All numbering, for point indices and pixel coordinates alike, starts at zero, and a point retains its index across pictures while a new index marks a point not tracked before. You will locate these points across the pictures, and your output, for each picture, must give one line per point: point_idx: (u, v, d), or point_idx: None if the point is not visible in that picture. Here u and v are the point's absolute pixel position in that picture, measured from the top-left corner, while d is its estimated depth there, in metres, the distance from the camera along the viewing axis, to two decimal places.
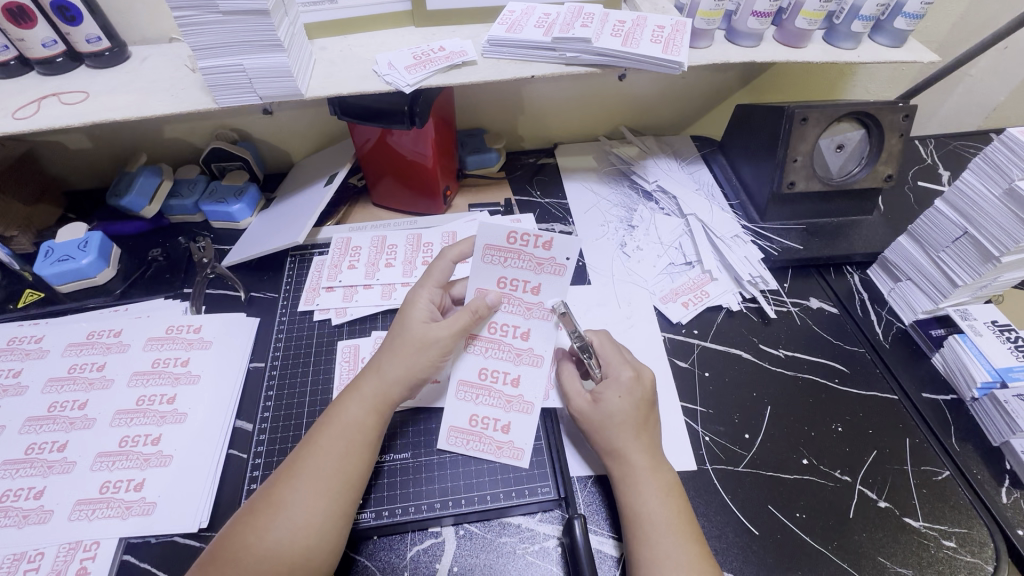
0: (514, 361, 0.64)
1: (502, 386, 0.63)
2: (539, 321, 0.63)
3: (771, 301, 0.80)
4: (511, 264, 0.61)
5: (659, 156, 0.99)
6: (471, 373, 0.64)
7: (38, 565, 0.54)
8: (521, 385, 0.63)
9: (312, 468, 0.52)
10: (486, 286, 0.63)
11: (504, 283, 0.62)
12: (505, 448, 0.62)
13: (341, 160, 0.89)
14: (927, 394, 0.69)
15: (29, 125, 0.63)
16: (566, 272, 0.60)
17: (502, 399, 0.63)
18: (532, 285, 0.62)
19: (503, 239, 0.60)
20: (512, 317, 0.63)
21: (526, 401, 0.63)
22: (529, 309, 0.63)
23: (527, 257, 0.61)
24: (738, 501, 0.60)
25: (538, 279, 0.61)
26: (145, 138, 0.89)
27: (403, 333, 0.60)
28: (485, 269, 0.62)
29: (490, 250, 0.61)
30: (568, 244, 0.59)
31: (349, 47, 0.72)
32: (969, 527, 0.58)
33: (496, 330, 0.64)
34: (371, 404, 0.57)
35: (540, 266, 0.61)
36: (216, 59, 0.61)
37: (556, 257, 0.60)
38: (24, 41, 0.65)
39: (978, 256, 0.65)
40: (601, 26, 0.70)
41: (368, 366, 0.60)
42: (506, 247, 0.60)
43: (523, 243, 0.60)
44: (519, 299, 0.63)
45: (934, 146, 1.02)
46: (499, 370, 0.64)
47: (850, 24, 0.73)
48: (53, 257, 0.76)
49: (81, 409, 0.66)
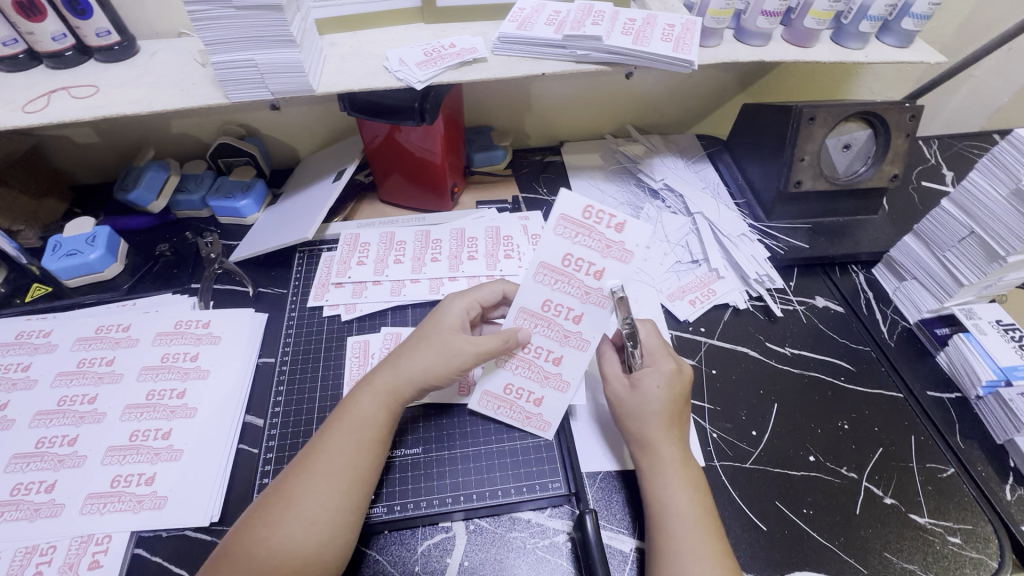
0: (560, 341, 0.62)
1: (543, 362, 0.63)
2: (595, 308, 0.59)
3: (777, 299, 0.80)
4: (581, 241, 0.58)
5: (665, 154, 1.00)
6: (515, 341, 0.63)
7: (50, 558, 0.55)
8: (563, 365, 0.62)
9: (324, 463, 0.53)
10: (549, 262, 0.59)
11: (568, 261, 0.59)
12: (533, 419, 0.64)
13: (349, 157, 0.89)
14: (932, 392, 0.69)
15: (40, 118, 0.63)
16: (633, 259, 0.57)
17: (541, 373, 0.63)
18: (596, 270, 0.58)
19: (579, 212, 0.58)
20: (567, 299, 0.60)
21: (563, 380, 0.63)
22: (587, 293, 0.59)
23: (597, 236, 0.58)
24: (746, 497, 0.61)
25: (604, 263, 0.58)
26: (152, 133, 0.89)
27: (428, 336, 0.61)
28: (553, 240, 0.58)
29: (563, 220, 0.58)
30: (642, 231, 0.57)
31: (360, 43, 0.72)
32: (973, 523, 0.59)
33: (549, 308, 0.61)
34: (383, 400, 0.57)
35: (608, 249, 0.58)
36: (228, 54, 0.61)
37: (627, 242, 0.57)
38: (34, 34, 0.64)
39: (983, 255, 0.66)
40: (612, 25, 0.70)
41: (382, 362, 0.60)
42: (581, 221, 0.58)
43: (597, 220, 0.58)
44: (580, 281, 0.59)
45: (938, 147, 1.03)
46: (543, 347, 0.62)
47: (858, 24, 0.74)
48: (61, 251, 0.76)
49: (90, 403, 0.66)
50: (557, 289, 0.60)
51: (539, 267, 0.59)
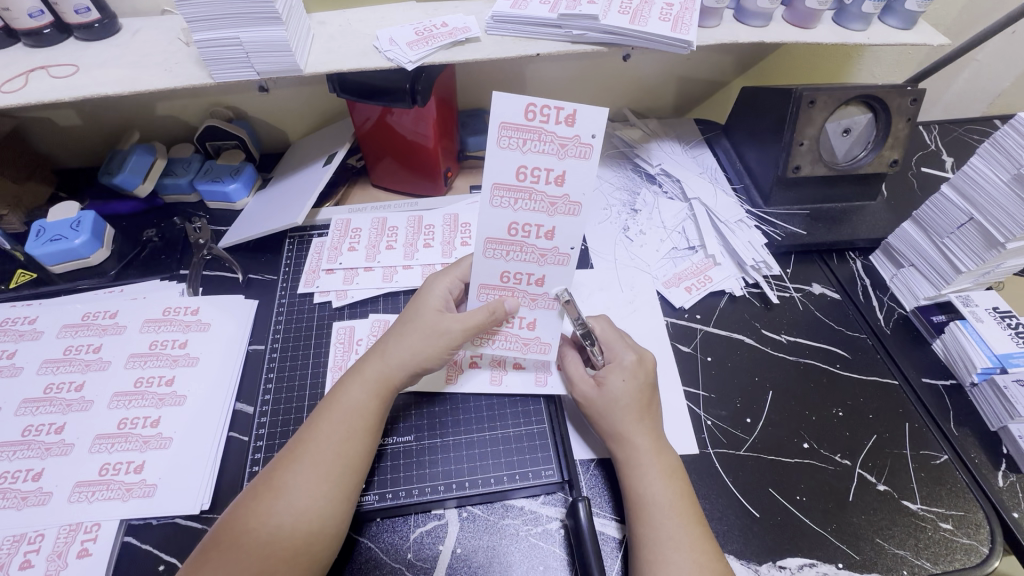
0: (538, 262, 0.58)
1: (526, 287, 0.60)
2: (564, 218, 0.56)
3: (773, 286, 0.79)
4: (531, 148, 0.52)
5: (663, 139, 0.98)
6: (492, 277, 0.60)
7: (38, 546, 0.54)
8: (547, 284, 0.60)
9: (313, 453, 0.52)
10: (503, 181, 0.54)
11: (523, 174, 0.54)
12: (532, 343, 0.63)
13: (340, 140, 0.87)
14: (927, 379, 0.69)
15: (18, 99, 0.61)
16: (594, 152, 0.52)
17: (527, 297, 0.61)
18: (555, 175, 0.53)
19: (521, 115, 0.51)
20: (533, 216, 0.56)
21: (551, 298, 0.61)
22: (554, 204, 0.55)
23: (548, 137, 0.52)
24: (740, 484, 0.61)
25: (563, 165, 0.53)
26: (138, 115, 0.87)
27: (414, 320, 0.60)
28: (502, 156, 0.53)
29: (504, 130, 0.52)
30: (594, 119, 0.51)
31: (348, 22, 0.70)
32: (965, 510, 0.59)
33: (516, 231, 0.57)
34: (373, 388, 0.56)
35: (564, 149, 0.52)
36: (212, 32, 0.59)
37: (581, 134, 0.52)
38: (10, 11, 0.62)
39: (982, 242, 0.65)
40: (608, 3, 0.68)
41: (371, 350, 0.60)
42: (525, 126, 0.51)
43: (543, 118, 0.51)
44: (541, 193, 0.54)
45: (938, 133, 1.02)
46: (522, 272, 0.59)
47: (861, 4, 0.72)
48: (44, 236, 0.75)
49: (77, 391, 0.65)
50: (519, 208, 0.55)
51: (496, 190, 0.55)
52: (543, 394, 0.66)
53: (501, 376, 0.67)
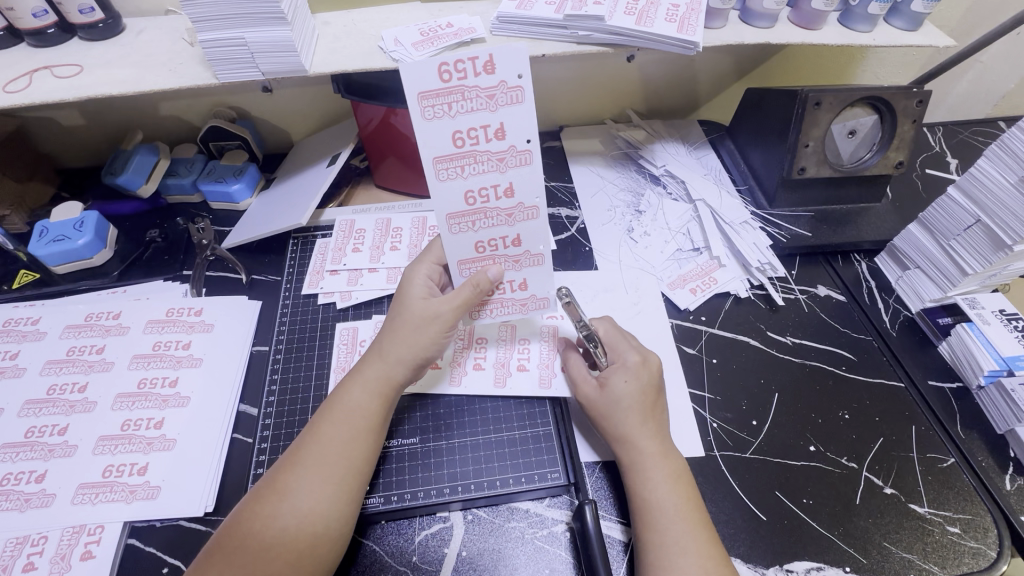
0: (508, 223, 0.57)
1: (505, 250, 0.59)
2: (518, 169, 0.54)
3: (778, 288, 0.79)
4: (460, 109, 0.50)
5: (666, 139, 0.98)
6: (467, 250, 0.58)
7: (42, 548, 0.54)
8: (524, 241, 0.59)
9: (316, 455, 0.52)
10: (443, 153, 0.51)
11: (461, 139, 0.51)
12: (530, 302, 0.64)
13: (343, 140, 0.87)
14: (933, 382, 0.69)
15: (22, 99, 0.61)
16: (525, 93, 0.50)
17: (509, 260, 0.60)
18: (493, 130, 0.51)
19: (437, 77, 0.48)
20: (486, 178, 0.54)
21: (534, 254, 0.60)
22: (502, 159, 0.53)
23: (472, 92, 0.49)
24: (746, 487, 0.61)
25: (498, 117, 0.50)
26: (141, 115, 0.87)
27: (403, 314, 0.59)
28: (432, 127, 0.50)
29: (425, 101, 0.49)
30: (515, 58, 0.48)
31: (353, 23, 0.70)
32: (972, 513, 0.59)
33: (474, 198, 0.54)
34: (376, 389, 0.56)
35: (494, 99, 0.50)
36: (216, 32, 0.59)
37: (507, 79, 0.49)
38: (14, 10, 0.62)
39: (989, 244, 0.64)
40: (614, 4, 0.68)
41: (370, 351, 0.59)
42: (445, 88, 0.48)
43: (461, 74, 0.48)
44: (485, 153, 0.52)
45: (943, 134, 1.01)
46: (495, 238, 0.58)
47: (867, 6, 0.72)
48: (47, 237, 0.75)
49: (81, 392, 0.64)
50: (468, 175, 0.53)
51: (438, 164, 0.52)
52: (547, 397, 0.66)
53: (505, 378, 0.67)
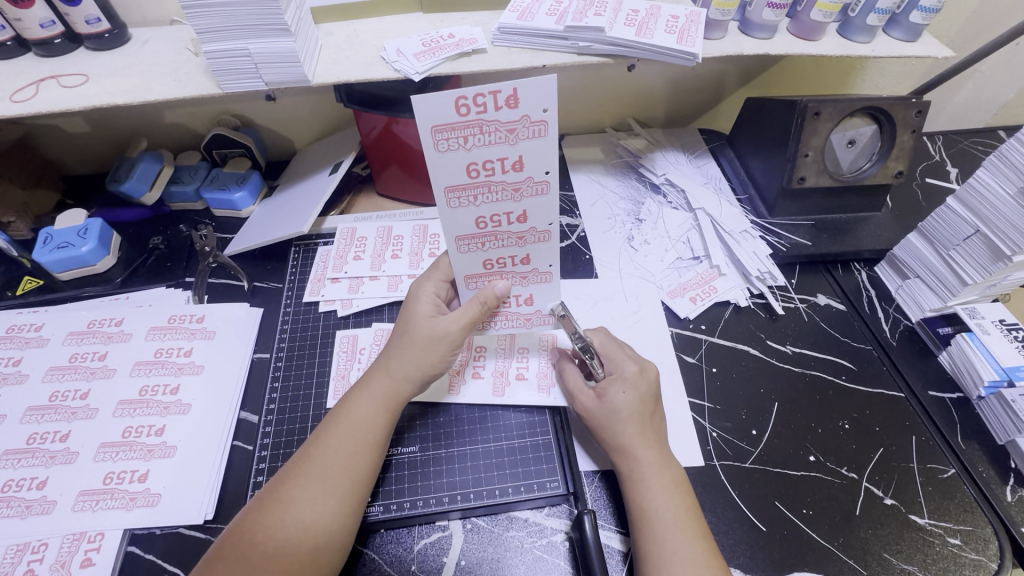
0: (518, 245, 0.56)
1: (513, 267, 0.58)
2: (534, 199, 0.52)
3: (778, 297, 0.79)
4: (476, 142, 0.47)
5: (667, 148, 0.98)
6: (475, 267, 0.58)
7: (42, 556, 0.54)
8: (533, 261, 0.58)
9: (320, 467, 0.52)
10: (455, 183, 0.50)
11: (475, 170, 0.49)
12: (535, 318, 0.64)
13: (346, 149, 0.88)
14: (933, 392, 0.69)
15: (27, 108, 0.62)
16: (549, 129, 0.46)
17: (517, 276, 0.59)
18: (511, 162, 0.49)
19: (453, 112, 0.45)
20: (499, 207, 0.52)
21: (542, 272, 0.59)
22: (518, 189, 0.51)
23: (491, 127, 0.46)
24: (746, 498, 0.60)
25: (517, 150, 0.48)
26: (145, 123, 0.88)
27: (411, 329, 0.59)
28: (445, 159, 0.48)
29: (439, 134, 0.46)
30: (542, 92, 0.44)
31: (356, 33, 0.71)
32: (973, 525, 0.58)
33: (485, 223, 0.53)
34: (382, 402, 0.56)
35: (514, 133, 0.47)
36: (221, 43, 0.60)
37: (530, 112, 0.46)
38: (21, 21, 0.63)
39: (989, 255, 0.64)
40: (614, 16, 0.69)
41: (376, 365, 0.59)
42: (461, 123, 0.45)
43: (480, 108, 0.45)
44: (500, 183, 0.50)
45: (943, 144, 1.02)
46: (504, 256, 0.57)
47: (865, 17, 0.72)
48: (51, 244, 0.75)
49: (83, 399, 0.65)
50: (481, 203, 0.52)
51: (449, 193, 0.50)
52: (547, 406, 0.66)
53: (503, 387, 0.67)
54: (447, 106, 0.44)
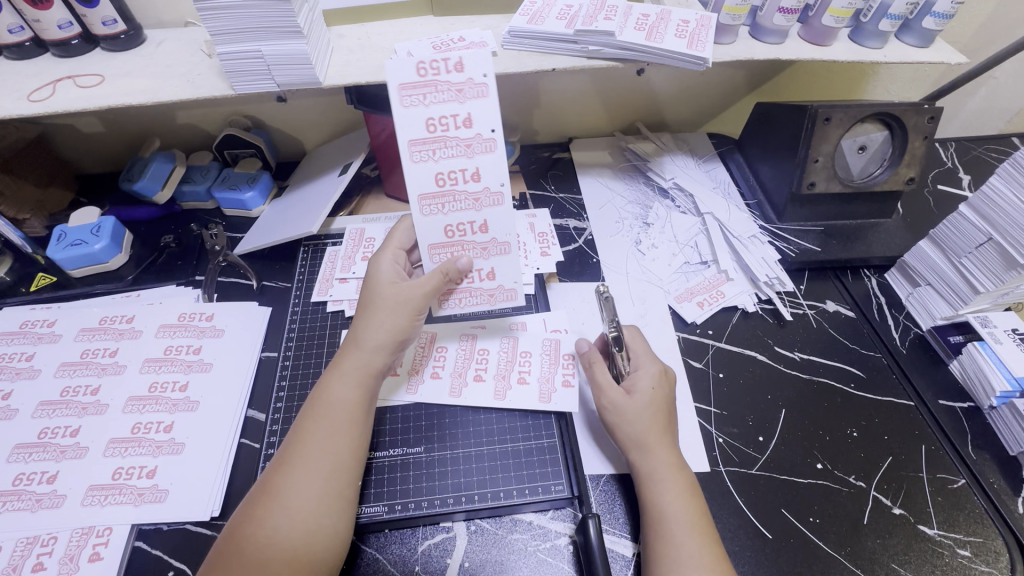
0: (475, 207, 0.57)
1: (473, 236, 0.59)
2: (485, 156, 0.56)
3: (786, 303, 0.79)
4: (433, 99, 0.54)
5: (675, 152, 0.98)
6: (438, 235, 0.58)
7: (51, 549, 0.55)
8: (491, 228, 0.59)
9: (303, 452, 0.52)
10: (417, 136, 0.54)
11: (433, 125, 0.54)
12: (498, 293, 0.62)
13: (355, 151, 0.88)
14: (944, 401, 0.68)
15: (45, 108, 0.63)
16: (490, 88, 0.54)
17: (477, 248, 0.60)
18: (462, 118, 0.54)
19: (413, 71, 0.53)
20: (454, 162, 0.56)
21: (501, 242, 0.60)
22: (470, 145, 0.55)
23: (444, 86, 0.53)
24: (752, 505, 0.60)
25: (466, 107, 0.54)
26: (159, 123, 0.89)
27: (374, 300, 0.59)
28: (408, 114, 0.54)
29: (405, 90, 0.53)
30: (482, 58, 0.53)
31: (368, 36, 0.71)
32: (983, 536, 0.58)
33: (444, 180, 0.56)
34: (353, 378, 0.56)
35: (462, 92, 0.54)
36: (234, 44, 0.61)
37: (473, 77, 0.54)
38: (40, 22, 0.64)
39: (1001, 262, 0.64)
40: (624, 20, 0.69)
41: (346, 341, 0.59)
42: (420, 81, 0.53)
43: (435, 70, 0.53)
44: (455, 138, 0.55)
45: (955, 150, 1.01)
46: (464, 222, 0.58)
47: (877, 22, 0.72)
48: (65, 241, 0.76)
49: (93, 394, 0.66)
50: (439, 158, 0.55)
51: (412, 148, 0.54)
52: (552, 411, 0.65)
53: (504, 391, 0.66)
54: (409, 68, 0.53)
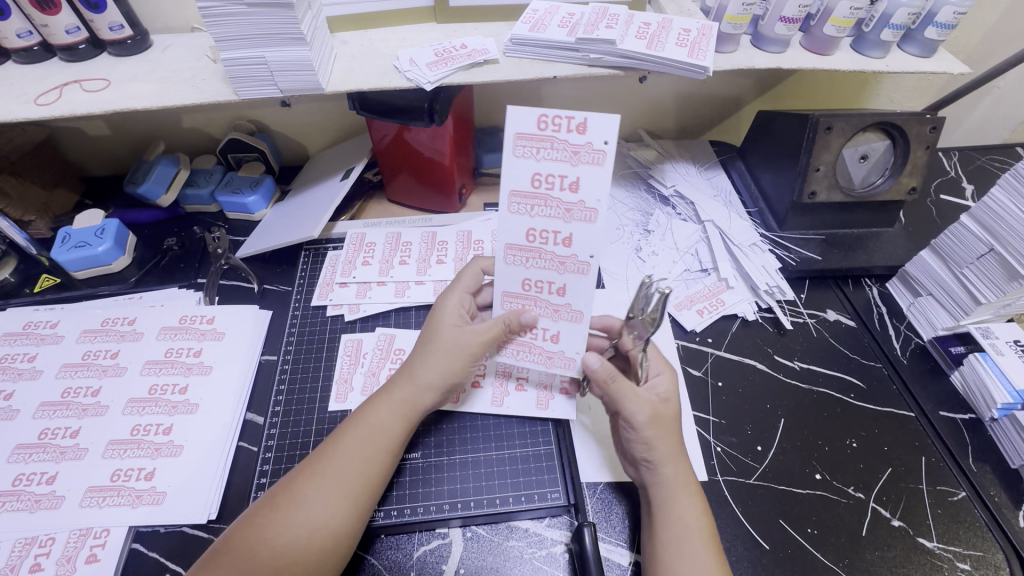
0: (557, 269, 0.54)
1: (548, 295, 0.56)
2: (583, 225, 0.51)
3: (787, 311, 0.79)
4: (545, 155, 0.50)
5: (677, 160, 0.98)
6: (514, 285, 0.56)
7: (48, 550, 0.55)
8: (568, 293, 0.55)
9: (336, 467, 0.52)
10: (520, 189, 0.51)
11: (538, 181, 0.50)
12: (557, 357, 0.59)
13: (357, 156, 0.89)
14: (944, 412, 0.67)
15: (51, 111, 0.63)
16: (608, 158, 0.48)
17: (548, 308, 0.57)
18: (569, 181, 0.50)
19: (533, 124, 0.49)
20: (550, 222, 0.52)
21: (575, 309, 0.57)
22: (570, 210, 0.51)
23: (560, 145, 0.49)
24: (749, 515, 0.60)
25: (576, 171, 0.50)
26: (164, 126, 0.90)
27: (434, 338, 0.60)
28: (516, 165, 0.50)
29: (519, 140, 0.49)
30: (607, 124, 0.48)
31: (371, 42, 0.72)
32: (983, 550, 0.57)
33: (535, 237, 0.53)
34: (401, 410, 0.57)
35: (576, 155, 0.49)
36: (239, 51, 0.61)
37: (593, 140, 0.49)
38: (48, 27, 0.65)
39: (1003, 273, 0.63)
40: (626, 28, 0.69)
41: (399, 372, 0.60)
42: (538, 135, 0.49)
43: (555, 127, 0.48)
44: (557, 200, 0.51)
45: (958, 160, 1.00)
46: (542, 280, 0.55)
47: (879, 32, 0.72)
48: (69, 243, 0.77)
49: (94, 396, 0.66)
50: (535, 215, 0.52)
51: (512, 199, 0.51)
52: (548, 418, 0.65)
53: (502, 397, 0.67)
54: (529, 119, 0.49)
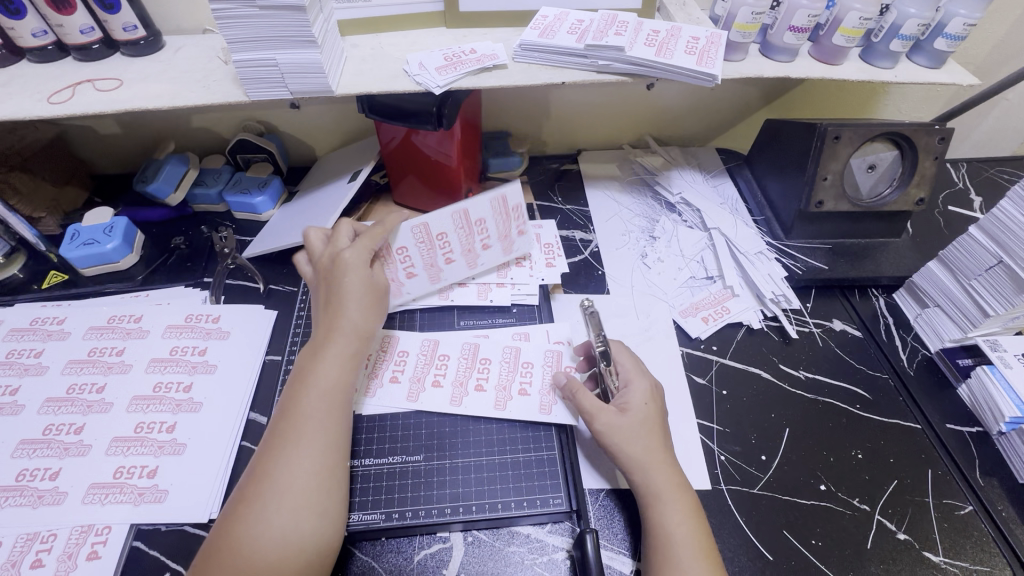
0: (425, 265, 0.74)
1: (404, 268, 0.72)
2: (463, 264, 0.77)
3: (792, 321, 0.78)
4: (496, 219, 0.76)
5: (683, 166, 0.99)
6: (400, 244, 0.71)
7: (50, 546, 0.55)
8: (410, 281, 0.74)
9: (296, 433, 0.53)
10: (465, 215, 0.74)
11: (478, 223, 0.76)
12: None
13: (364, 158, 0.89)
14: (951, 425, 0.67)
15: (64, 110, 0.64)
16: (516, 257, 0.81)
17: (394, 275, 0.72)
18: (489, 243, 0.78)
19: (513, 203, 0.77)
20: (454, 244, 0.75)
21: (402, 291, 0.73)
22: (469, 252, 0.77)
23: (507, 224, 0.78)
24: (752, 525, 0.59)
25: (501, 243, 0.79)
26: (174, 126, 0.90)
27: (348, 284, 0.62)
28: (484, 203, 0.75)
29: (499, 199, 0.75)
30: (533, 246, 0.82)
31: (381, 46, 0.72)
32: (990, 565, 0.56)
33: (440, 238, 0.74)
34: (344, 359, 0.58)
35: (508, 241, 0.79)
36: (250, 52, 0.62)
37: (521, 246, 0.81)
38: (62, 27, 0.66)
39: (1011, 285, 0.63)
40: (635, 35, 0.69)
41: (326, 324, 0.60)
42: (511, 210, 0.77)
43: (519, 220, 0.79)
44: (471, 241, 0.76)
45: (967, 171, 1.00)
46: (412, 258, 0.73)
47: (888, 43, 0.72)
48: (78, 240, 0.77)
49: (99, 392, 0.66)
50: (455, 233, 0.75)
51: (457, 211, 0.73)
52: (552, 423, 0.65)
53: (505, 401, 0.66)
54: (516, 198, 0.77)
